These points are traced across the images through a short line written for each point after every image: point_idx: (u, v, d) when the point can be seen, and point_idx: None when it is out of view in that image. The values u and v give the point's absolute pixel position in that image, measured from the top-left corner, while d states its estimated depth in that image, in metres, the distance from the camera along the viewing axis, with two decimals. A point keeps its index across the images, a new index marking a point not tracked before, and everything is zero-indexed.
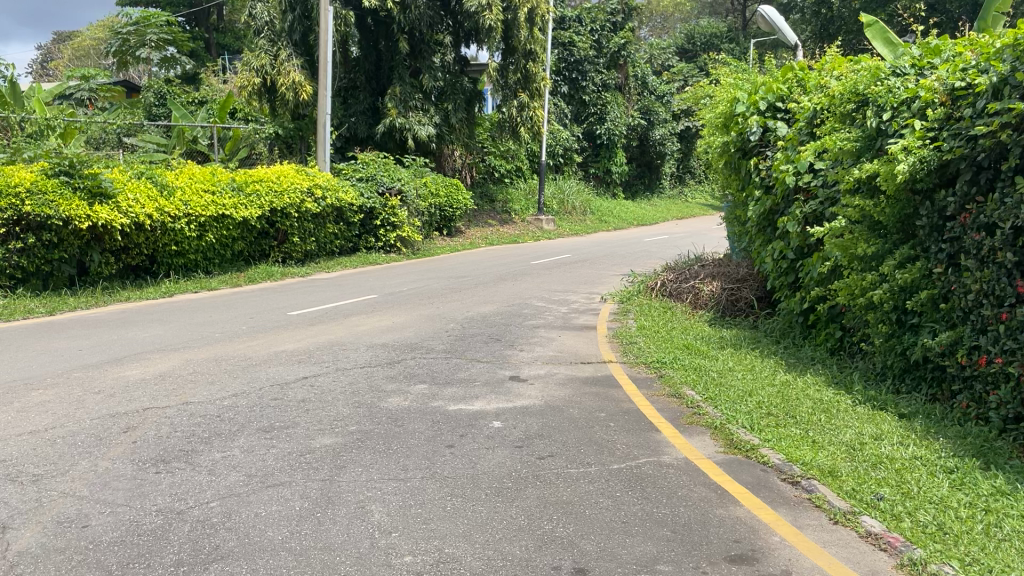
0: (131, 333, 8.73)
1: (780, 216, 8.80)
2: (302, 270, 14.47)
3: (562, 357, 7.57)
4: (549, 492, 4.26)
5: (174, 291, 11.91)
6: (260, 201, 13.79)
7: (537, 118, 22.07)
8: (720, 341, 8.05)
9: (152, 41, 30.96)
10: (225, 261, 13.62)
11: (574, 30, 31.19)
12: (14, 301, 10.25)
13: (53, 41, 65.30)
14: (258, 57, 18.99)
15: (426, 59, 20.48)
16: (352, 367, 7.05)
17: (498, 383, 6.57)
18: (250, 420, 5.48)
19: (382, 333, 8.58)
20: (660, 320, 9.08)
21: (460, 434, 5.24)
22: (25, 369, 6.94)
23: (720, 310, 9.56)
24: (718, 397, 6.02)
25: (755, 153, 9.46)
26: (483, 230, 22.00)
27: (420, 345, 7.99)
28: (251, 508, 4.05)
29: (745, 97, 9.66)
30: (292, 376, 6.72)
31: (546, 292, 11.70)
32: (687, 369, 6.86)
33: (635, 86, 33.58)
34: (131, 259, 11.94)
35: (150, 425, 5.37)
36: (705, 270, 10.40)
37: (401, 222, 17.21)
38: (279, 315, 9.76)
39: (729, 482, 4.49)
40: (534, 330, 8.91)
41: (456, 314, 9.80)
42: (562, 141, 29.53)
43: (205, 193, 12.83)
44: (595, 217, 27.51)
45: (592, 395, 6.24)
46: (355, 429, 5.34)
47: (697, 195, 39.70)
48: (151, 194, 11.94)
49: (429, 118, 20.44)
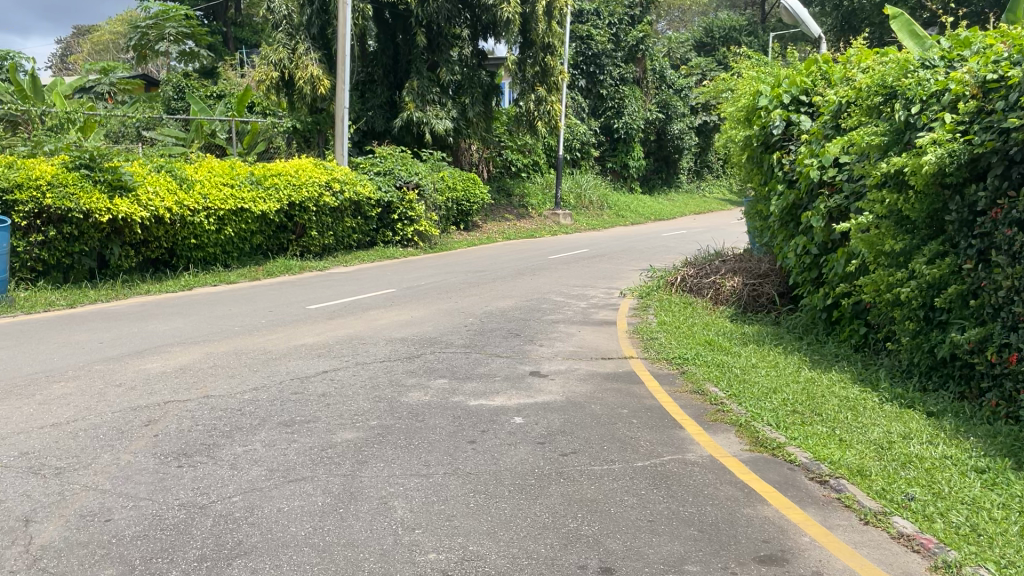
0: (151, 325, 8.75)
1: (804, 210, 8.68)
2: (320, 264, 14.47)
3: (582, 352, 7.51)
4: (573, 489, 4.20)
5: (193, 284, 11.94)
6: (279, 194, 13.80)
7: (555, 113, 21.87)
8: (742, 338, 7.96)
9: (171, 34, 31.14)
10: (243, 254, 13.65)
11: (592, 24, 31.05)
12: (35, 294, 10.31)
13: (73, 35, 65.73)
14: (276, 51, 19.00)
15: (444, 53, 20.43)
16: (372, 362, 7.02)
17: (519, 379, 6.52)
18: (271, 414, 5.46)
19: (401, 327, 8.55)
20: (681, 315, 8.99)
21: (482, 430, 5.19)
22: (47, 361, 6.96)
23: (741, 306, 9.46)
24: (742, 394, 5.94)
25: (778, 147, 9.34)
26: (500, 225, 21.94)
27: (440, 340, 7.95)
28: (274, 502, 4.03)
29: (768, 91, 9.54)
30: (312, 370, 6.69)
31: (564, 287, 11.64)
32: (709, 365, 6.78)
33: (653, 80, 33.40)
34: (151, 252, 11.99)
35: (171, 419, 5.36)
36: (726, 265, 10.29)
37: (418, 217, 17.18)
38: (298, 309, 9.75)
39: (756, 480, 4.43)
40: (553, 325, 8.84)
41: (475, 309, 9.75)
42: (579, 135, 29.40)
43: (224, 186, 12.86)
44: (612, 211, 27.39)
45: (614, 390, 6.18)
46: (376, 424, 5.30)
47: (714, 190, 39.46)
48: (170, 187, 11.97)
49: (446, 112, 20.39)
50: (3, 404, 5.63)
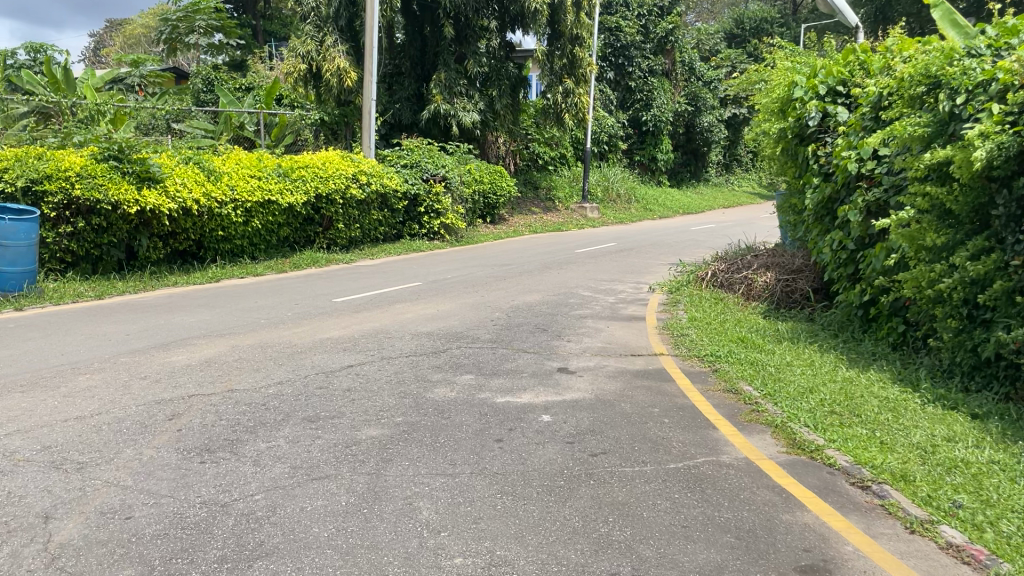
0: (177, 317, 8.73)
1: (840, 204, 8.44)
2: (347, 257, 14.43)
3: (611, 348, 7.35)
4: (603, 492, 4.06)
5: (220, 276, 11.94)
6: (306, 186, 13.77)
7: (582, 105, 21.68)
8: (775, 335, 7.75)
9: (201, 27, 31.38)
10: (271, 247, 13.63)
11: (621, 15, 30.75)
12: (64, 285, 10.35)
13: (105, 28, 66.43)
14: (304, 43, 18.99)
15: (471, 45, 20.26)
16: (397, 356, 6.92)
17: (547, 375, 6.38)
18: (295, 409, 5.38)
19: (426, 321, 8.45)
20: (712, 311, 8.80)
21: (509, 428, 5.07)
22: (73, 353, 6.95)
23: (774, 302, 9.25)
24: (777, 394, 5.76)
25: (813, 139, 9.10)
26: (527, 218, 21.80)
27: (466, 335, 7.83)
28: (296, 502, 3.93)
29: (803, 81, 9.29)
30: (337, 365, 6.61)
31: (592, 281, 11.48)
32: (742, 363, 6.59)
33: (682, 72, 32.99)
34: (179, 244, 12.00)
35: (194, 413, 5.30)
36: (759, 260, 10.06)
37: (445, 210, 17.09)
38: (324, 302, 9.69)
39: (794, 485, 4.26)
40: (581, 320, 8.69)
41: (502, 303, 9.63)
42: (607, 128, 29.13)
43: (251, 178, 12.85)
44: (640, 205, 27.13)
45: (644, 388, 6.01)
46: (401, 420, 5.19)
47: (743, 184, 39.02)
48: (198, 179, 11.97)
49: (473, 104, 20.23)
50: (29, 396, 5.60)
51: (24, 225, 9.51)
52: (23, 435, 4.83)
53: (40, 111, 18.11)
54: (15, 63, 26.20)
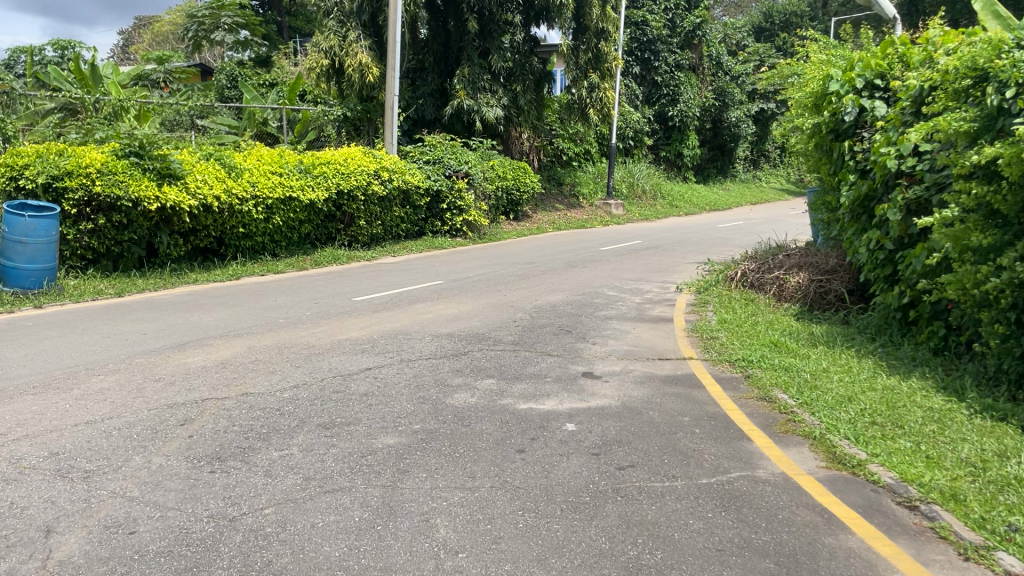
0: (196, 316, 8.60)
1: (878, 202, 8.12)
2: (368, 254, 14.27)
3: (637, 352, 7.09)
4: (632, 510, 3.83)
5: (241, 274, 11.83)
6: (327, 183, 13.63)
7: (608, 100, 21.38)
8: (809, 338, 7.45)
9: (227, 24, 31.46)
10: (292, 244, 13.51)
11: (648, 9, 30.39)
12: (83, 282, 10.27)
13: (133, 24, 66.86)
14: (327, 38, 18.86)
15: (495, 39, 19.95)
16: (417, 359, 6.72)
17: (571, 380, 6.14)
18: (311, 416, 5.19)
19: (447, 322, 8.24)
20: (742, 313, 8.51)
21: (531, 437, 4.84)
22: (88, 353, 6.82)
23: (807, 304, 8.95)
24: (814, 403, 5.48)
25: (849, 135, 8.77)
26: (551, 215, 21.56)
27: (488, 336, 7.61)
28: (308, 517, 3.73)
29: (839, 75, 8.98)
30: (355, 368, 6.42)
31: (617, 280, 11.21)
32: (776, 368, 6.31)
33: (709, 66, 32.54)
34: (200, 241, 11.91)
35: (207, 418, 5.13)
36: (790, 259, 9.75)
37: (468, 206, 16.89)
38: (344, 300, 9.52)
39: (837, 504, 3.99)
40: (606, 321, 8.44)
41: (525, 303, 9.40)
42: (633, 123, 28.80)
43: (272, 174, 12.73)
44: (666, 201, 26.79)
45: (673, 395, 5.76)
46: (420, 428, 4.98)
47: (771, 180, 38.49)
48: (219, 175, 11.88)
49: (497, 100, 20.00)
50: (39, 399, 5.46)
51: (44, 221, 9.42)
52: (31, 440, 4.68)
53: (65, 107, 18.16)
54: (43, 59, 26.38)
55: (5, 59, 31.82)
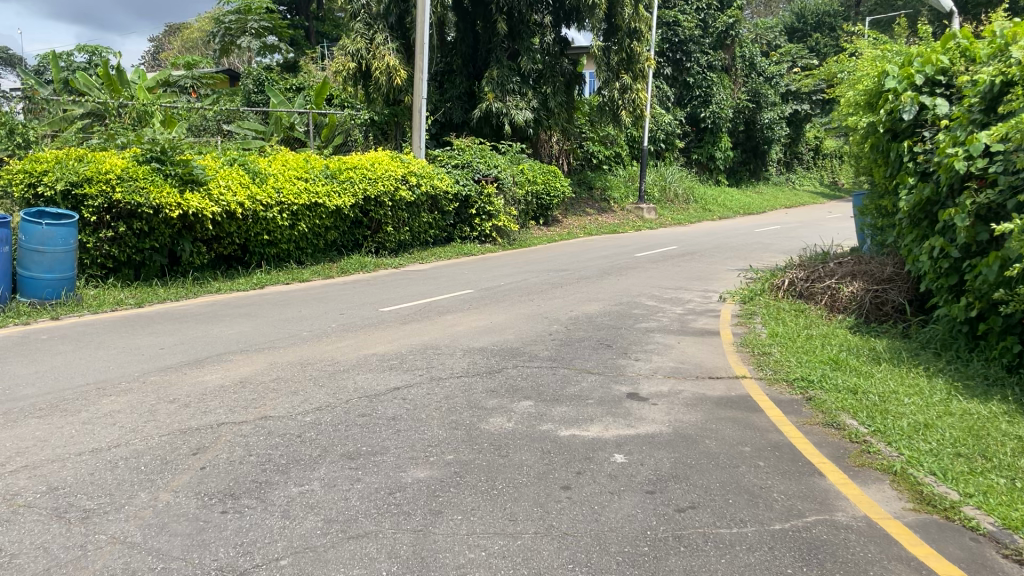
0: (217, 328, 8.24)
1: (942, 207, 7.54)
2: (396, 262, 13.86)
3: (684, 369, 6.58)
4: (698, 565, 3.33)
5: (265, 282, 11.47)
6: (354, 188, 13.24)
7: (640, 101, 20.84)
8: (872, 355, 6.88)
9: (253, 28, 31.16)
10: (318, 251, 13.14)
11: (680, 9, 29.70)
12: (104, 292, 9.97)
13: (163, 32, 67.41)
14: (354, 41, 18.55)
15: (524, 41, 19.50)
16: (448, 377, 6.26)
17: (615, 403, 5.65)
18: (334, 444, 4.75)
19: (479, 335, 7.78)
20: (794, 327, 7.96)
21: (577, 471, 4.36)
22: (103, 370, 6.48)
23: (863, 316, 8.39)
24: (889, 431, 4.94)
25: (908, 134, 8.18)
26: (581, 220, 21.04)
27: (523, 351, 7.14)
28: (328, 570, 3.29)
29: (895, 71, 8.43)
30: (383, 387, 5.98)
31: (655, 289, 10.71)
32: (841, 390, 5.77)
33: (742, 67, 31.74)
34: (223, 248, 11.57)
35: (222, 447, 4.71)
36: (843, 267, 9.17)
37: (497, 211, 16.47)
38: (370, 311, 9.10)
39: (934, 557, 3.46)
40: (648, 335, 7.92)
41: (559, 314, 8.91)
42: (664, 125, 28.21)
43: (297, 180, 12.37)
44: (699, 205, 26.20)
45: (729, 421, 5.25)
46: (453, 459, 4.52)
47: (805, 183, 37.72)
48: (243, 181, 11.54)
49: (526, 102, 19.56)
50: (44, 423, 5.09)
51: (62, 229, 9.10)
52: (31, 473, 4.29)
53: (92, 113, 18.07)
54: (72, 66, 26.50)
55: (36, 67, 32.07)
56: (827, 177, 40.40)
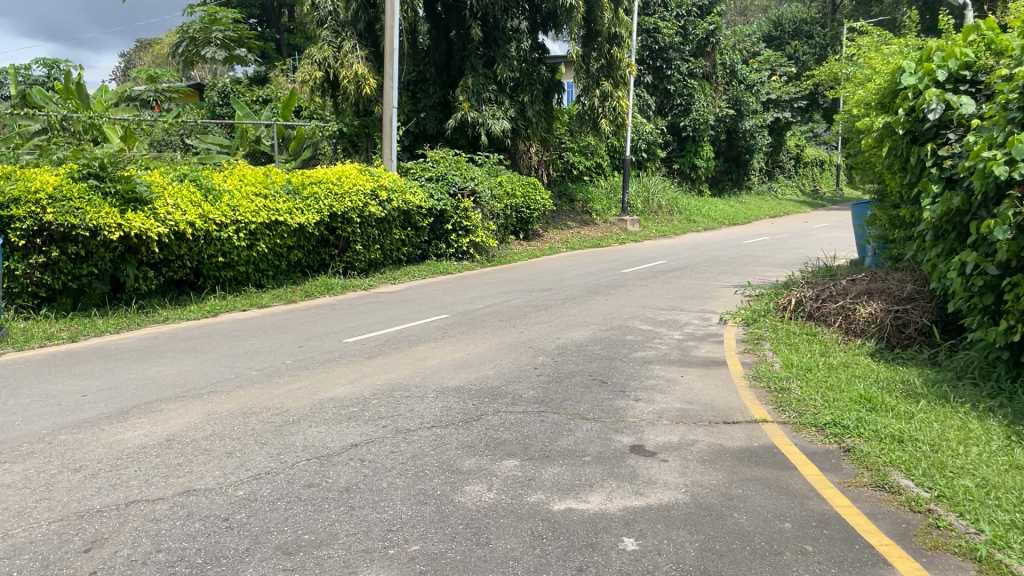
0: (156, 367, 7.21)
1: (974, 218, 6.70)
2: (366, 283, 12.84)
3: (693, 411, 5.66)
4: None
5: (219, 310, 10.42)
6: (319, 205, 12.25)
7: (621, 109, 20.01)
8: (906, 390, 5.99)
9: (219, 39, 29.77)
10: (280, 273, 12.11)
11: (660, 16, 29.00)
12: (32, 325, 8.89)
13: (135, 47, 66.07)
14: (321, 49, 17.65)
15: (500, 48, 18.74)
16: (417, 429, 5.28)
17: (618, 460, 4.70)
18: (267, 532, 3.76)
19: (455, 371, 6.82)
20: (811, 355, 7.06)
21: (578, 567, 3.40)
22: (4, 427, 5.43)
23: (883, 340, 7.52)
24: (957, 493, 4.04)
25: (931, 136, 7.36)
26: (563, 233, 20.18)
27: (505, 391, 6.17)
28: None
29: (912, 67, 7.63)
30: (337, 445, 4.98)
31: (648, 310, 9.80)
32: (884, 439, 4.87)
33: (722, 75, 31.09)
34: (174, 273, 10.52)
35: (123, 540, 3.70)
36: (857, 285, 8.30)
37: (474, 226, 15.52)
38: (332, 342, 8.11)
39: None
40: (646, 367, 6.98)
41: (544, 343, 7.97)
42: (646, 134, 27.47)
43: (255, 197, 11.35)
44: (683, 216, 25.47)
45: (758, 484, 4.31)
46: (417, 552, 3.54)
47: (787, 192, 37.21)
48: (195, 199, 10.52)
49: (503, 112, 18.67)
50: None
51: None
52: None
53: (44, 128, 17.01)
54: (31, 81, 25.32)
55: None
56: (808, 185, 39.96)
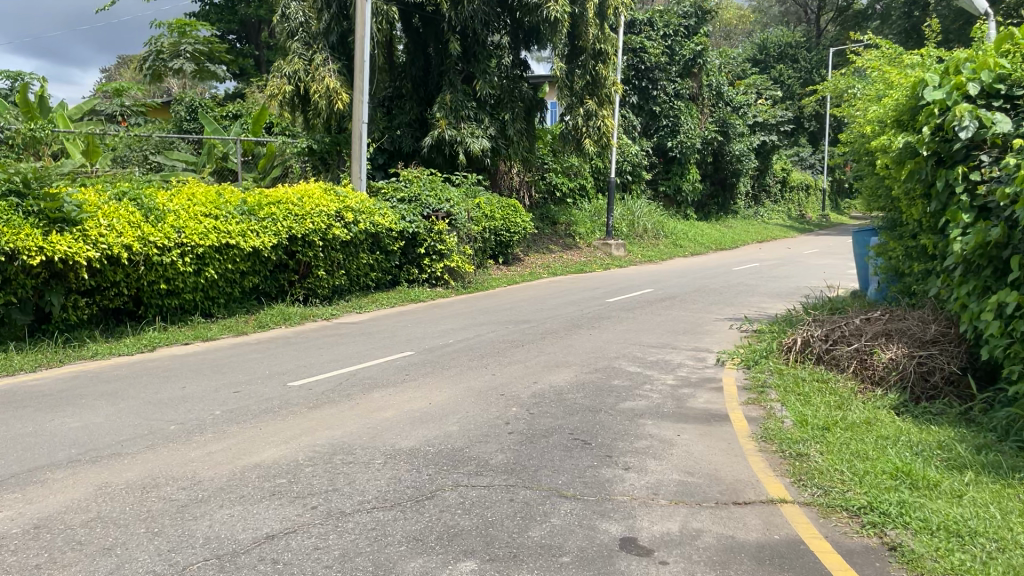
0: (59, 420, 6.10)
1: (1016, 253, 5.76)
2: (328, 312, 11.76)
3: (695, 487, 4.64)
4: None
5: (158, 343, 9.31)
6: (277, 226, 11.18)
7: (606, 129, 19.15)
8: (948, 459, 5.00)
9: (188, 51, 28.54)
10: (232, 301, 11.02)
11: (646, 35, 28.27)
12: None
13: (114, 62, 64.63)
14: (291, 62, 16.65)
15: (480, 63, 17.83)
16: (354, 512, 4.23)
17: (604, 562, 3.68)
18: None
19: (411, 427, 5.77)
20: (828, 411, 6.09)
21: None
22: None
23: (906, 390, 6.56)
24: None
25: (961, 159, 6.46)
26: (544, 257, 19.23)
27: (470, 457, 5.13)
28: None
29: (936, 81, 6.76)
30: (249, 538, 3.91)
31: (637, 348, 8.79)
32: (938, 533, 3.88)
33: (709, 96, 30.27)
34: (109, 301, 9.43)
35: None
36: (873, 325, 7.34)
37: (449, 250, 14.50)
38: (275, 387, 7.02)
39: None
40: (636, 424, 5.96)
41: (519, 390, 6.93)
42: (631, 156, 26.62)
43: (204, 217, 10.28)
44: (669, 240, 24.59)
45: None
46: None
47: (773, 216, 36.52)
48: (133, 219, 9.45)
49: (483, 130, 17.67)
50: None
51: None
52: None
53: None
54: None
55: None
56: (795, 210, 39.26)
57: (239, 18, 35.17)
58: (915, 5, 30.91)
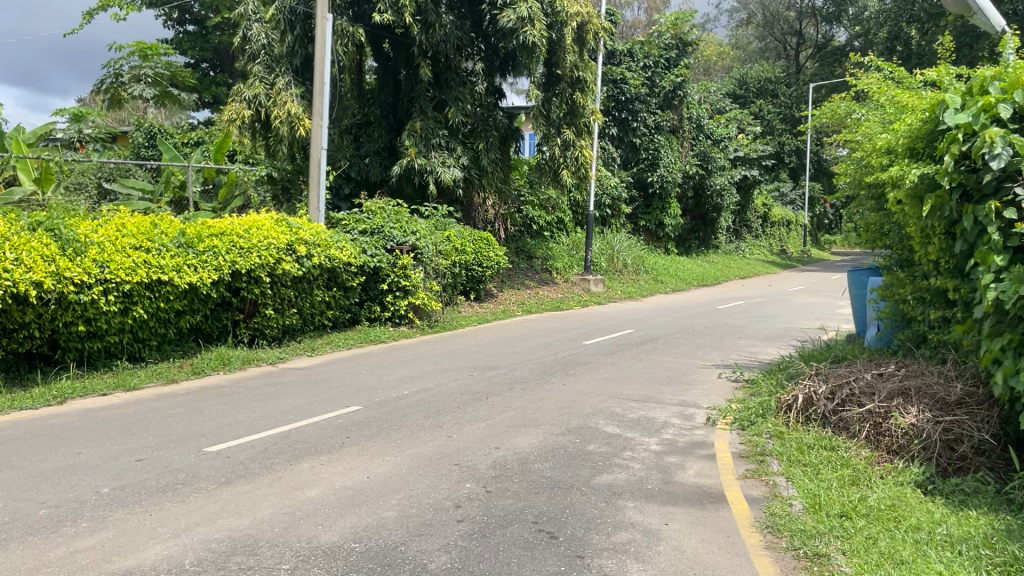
0: None
1: None
2: (274, 355, 10.64)
3: None
4: None
5: (71, 394, 8.13)
6: (218, 259, 10.09)
7: (585, 159, 18.28)
8: (1005, 561, 3.96)
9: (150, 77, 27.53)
10: (167, 343, 9.91)
11: (626, 65, 27.61)
12: None
13: None
14: (251, 86, 15.66)
15: (453, 89, 16.93)
16: None
17: None
18: None
19: (338, 514, 4.68)
20: (843, 490, 5.07)
21: None
22: None
23: (930, 462, 5.57)
24: None
25: (992, 191, 5.53)
26: (519, 293, 18.25)
27: (403, 559, 4.04)
28: None
29: (958, 102, 5.89)
30: None
31: (616, 404, 7.75)
32: None
33: (690, 129, 29.63)
34: (17, 345, 8.29)
35: None
36: (886, 380, 6.38)
37: (415, 286, 13.46)
38: (188, 454, 5.89)
39: None
40: (616, 507, 4.91)
41: (477, 458, 5.86)
42: (610, 189, 25.78)
43: (133, 249, 9.18)
44: (650, 276, 23.72)
45: None
46: None
47: (754, 252, 35.83)
48: (47, 252, 8.33)
49: (454, 159, 16.70)
50: None
51: None
52: None
53: None
54: None
55: None
56: (776, 245, 38.70)
57: (213, 47, 34.18)
58: (897, 40, 30.58)
